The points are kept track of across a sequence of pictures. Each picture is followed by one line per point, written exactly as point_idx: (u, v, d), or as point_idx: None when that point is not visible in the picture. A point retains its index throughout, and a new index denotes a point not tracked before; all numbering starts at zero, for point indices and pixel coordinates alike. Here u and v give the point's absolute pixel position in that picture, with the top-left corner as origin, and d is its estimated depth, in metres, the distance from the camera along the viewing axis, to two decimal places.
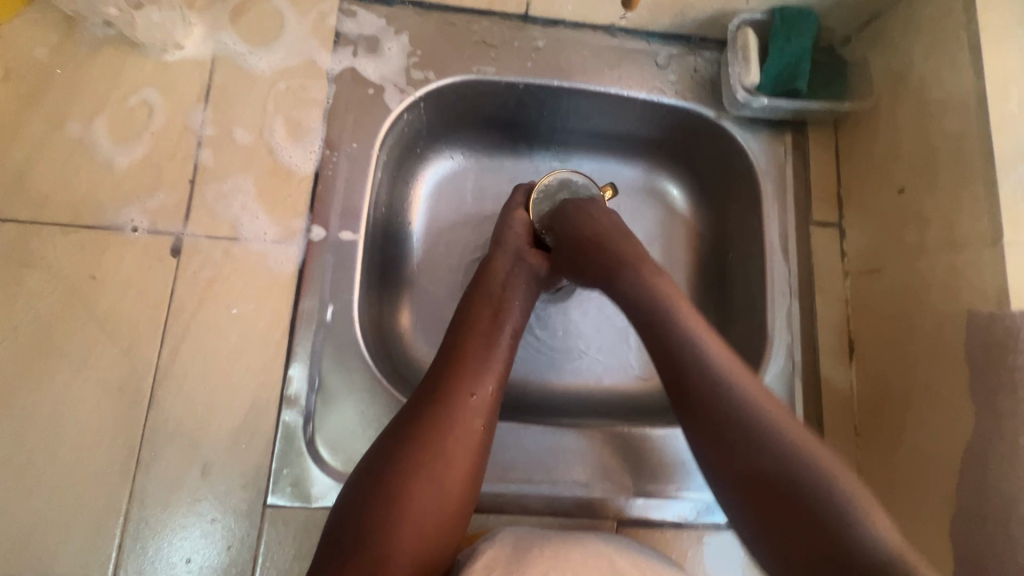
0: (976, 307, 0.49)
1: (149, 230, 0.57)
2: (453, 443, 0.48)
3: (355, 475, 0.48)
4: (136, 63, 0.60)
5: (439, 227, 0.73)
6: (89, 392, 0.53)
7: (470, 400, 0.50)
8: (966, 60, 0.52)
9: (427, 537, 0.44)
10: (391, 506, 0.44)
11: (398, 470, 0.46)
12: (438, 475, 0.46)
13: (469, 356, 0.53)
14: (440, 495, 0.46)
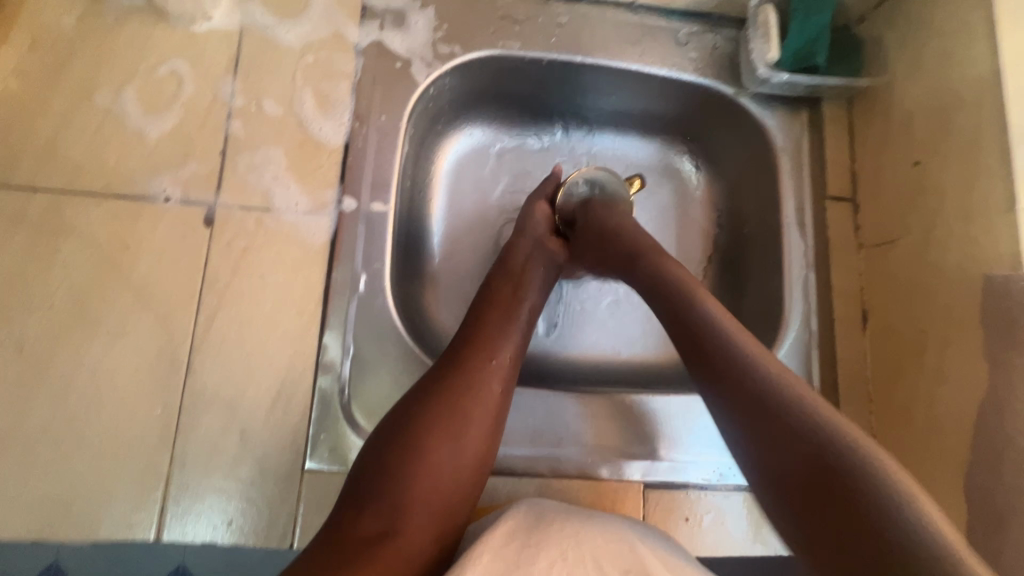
0: (990, 270, 0.51)
1: (181, 200, 0.57)
2: (474, 403, 0.49)
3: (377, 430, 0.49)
4: (164, 34, 0.60)
5: (461, 203, 0.74)
6: (128, 360, 0.53)
7: (489, 363, 0.52)
8: (983, 35, 0.54)
9: (444, 489, 0.45)
10: (410, 456, 0.45)
11: (418, 423, 0.47)
12: (456, 430, 0.48)
13: (488, 325, 0.55)
14: (458, 450, 0.47)
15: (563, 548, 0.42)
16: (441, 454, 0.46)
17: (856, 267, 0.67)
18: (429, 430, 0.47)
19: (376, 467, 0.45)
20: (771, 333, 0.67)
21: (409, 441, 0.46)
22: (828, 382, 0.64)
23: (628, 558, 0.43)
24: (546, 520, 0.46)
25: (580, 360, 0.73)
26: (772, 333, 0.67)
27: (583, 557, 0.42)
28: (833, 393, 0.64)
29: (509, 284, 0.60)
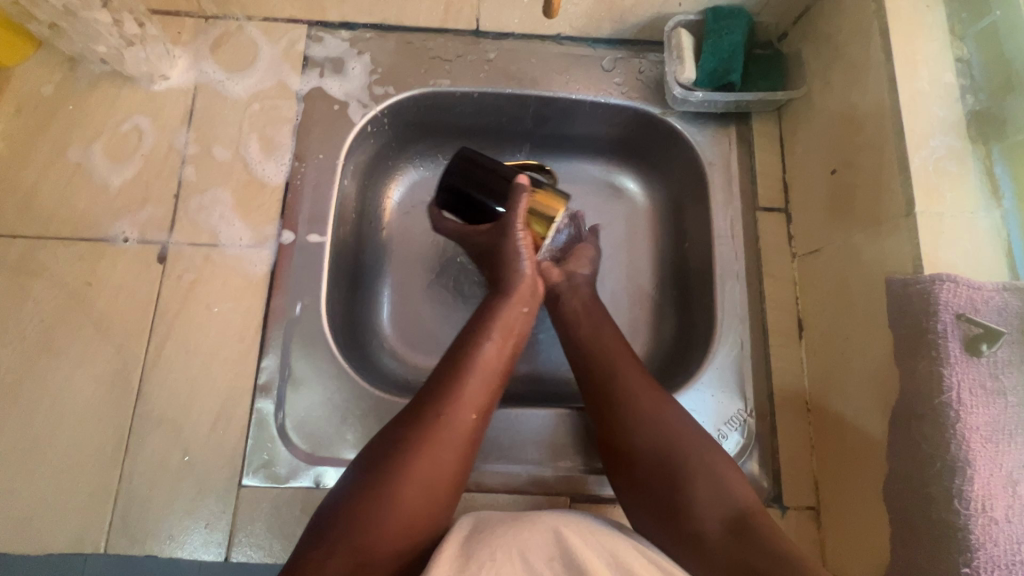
0: (893, 274, 0.51)
1: (138, 239, 0.63)
2: (445, 442, 0.48)
3: (348, 472, 0.48)
4: (129, 94, 0.67)
5: (409, 233, 0.77)
6: (86, 386, 0.59)
7: (467, 402, 0.50)
8: (879, 46, 0.55)
9: (412, 540, 0.45)
10: (380, 506, 0.44)
11: (391, 471, 0.46)
12: (427, 475, 0.47)
13: (473, 358, 0.53)
14: (429, 498, 0.46)
15: (492, 550, 0.40)
16: (410, 495, 0.45)
17: (789, 276, 0.67)
18: (402, 479, 0.46)
19: (345, 513, 0.44)
20: (707, 344, 0.67)
21: (380, 490, 0.45)
22: (763, 392, 0.64)
23: (556, 547, 0.41)
24: (472, 528, 0.44)
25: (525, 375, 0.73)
26: (707, 344, 0.67)
27: (511, 553, 0.40)
28: (769, 404, 0.64)
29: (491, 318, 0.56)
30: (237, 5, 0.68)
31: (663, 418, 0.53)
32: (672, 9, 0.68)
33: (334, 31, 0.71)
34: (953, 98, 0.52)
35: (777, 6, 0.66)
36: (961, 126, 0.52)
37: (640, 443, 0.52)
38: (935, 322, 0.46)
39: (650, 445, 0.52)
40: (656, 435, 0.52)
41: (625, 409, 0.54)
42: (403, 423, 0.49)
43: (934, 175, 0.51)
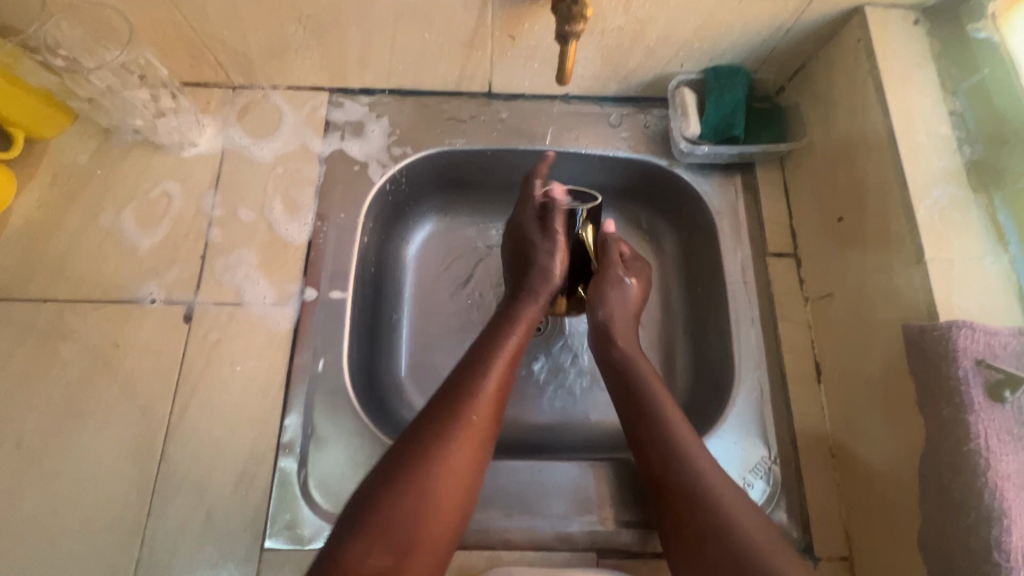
0: (909, 320, 0.52)
1: (165, 300, 0.65)
2: (472, 435, 0.52)
3: (382, 461, 0.50)
4: (159, 161, 0.70)
5: (427, 285, 0.79)
6: (112, 448, 0.60)
7: (489, 393, 0.54)
8: (875, 102, 0.58)
9: (444, 526, 0.49)
10: (418, 496, 0.48)
11: (426, 459, 0.49)
12: (460, 469, 0.50)
13: (490, 348, 0.57)
14: (461, 487, 0.50)
15: None
16: (445, 487, 0.49)
17: (803, 320, 0.67)
18: (437, 472, 0.49)
19: (387, 498, 0.47)
20: (726, 389, 0.67)
21: (417, 480, 0.48)
22: (786, 438, 0.63)
23: None
24: None
25: (544, 424, 0.73)
26: (726, 390, 0.67)
27: None
28: (793, 450, 0.63)
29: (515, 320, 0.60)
30: (263, 75, 0.72)
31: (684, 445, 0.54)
32: (673, 70, 0.71)
33: (354, 96, 0.75)
34: (950, 151, 0.55)
35: (775, 64, 0.70)
36: (960, 176, 0.54)
37: (660, 461, 0.54)
38: (956, 368, 0.47)
39: (674, 474, 0.53)
40: (666, 455, 0.54)
41: (670, 460, 0.53)
42: (434, 418, 0.52)
43: (940, 224, 0.53)
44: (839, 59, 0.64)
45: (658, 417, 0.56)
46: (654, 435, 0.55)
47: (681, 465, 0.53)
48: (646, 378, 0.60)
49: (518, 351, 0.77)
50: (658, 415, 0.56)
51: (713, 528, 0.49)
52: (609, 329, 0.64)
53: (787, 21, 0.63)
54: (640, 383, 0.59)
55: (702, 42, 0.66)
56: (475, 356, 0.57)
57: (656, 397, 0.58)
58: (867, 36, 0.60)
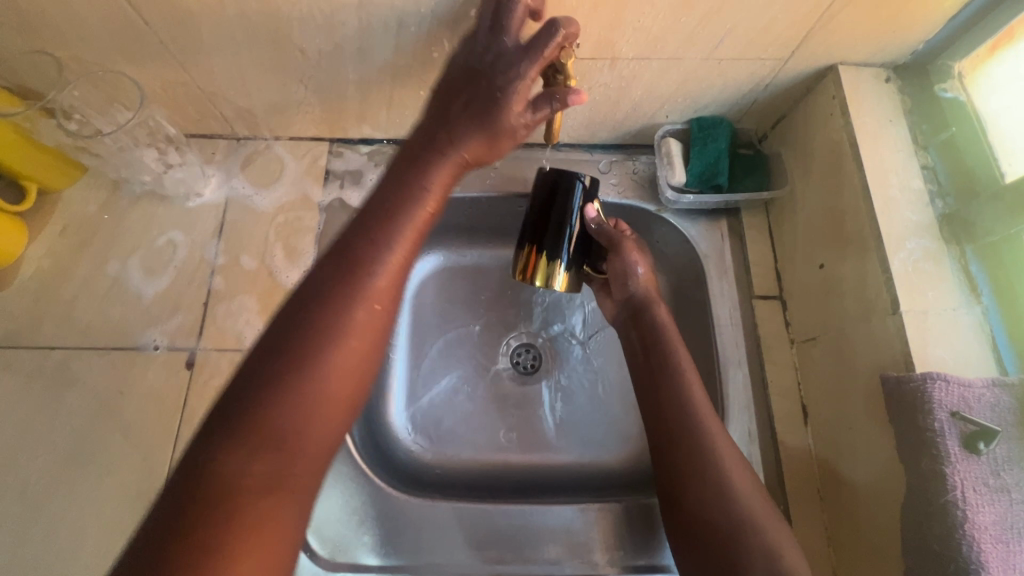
0: (887, 371, 0.53)
1: (169, 346, 0.67)
2: (356, 334, 0.41)
3: (249, 357, 0.40)
4: (165, 211, 0.73)
5: (418, 326, 0.80)
6: (114, 494, 0.61)
7: (387, 279, 0.43)
8: (851, 157, 0.61)
9: (335, 422, 0.40)
10: (320, 349, 0.40)
11: (316, 340, 0.40)
12: (340, 378, 0.40)
13: (397, 207, 0.47)
14: (352, 385, 0.41)
15: None
16: (320, 397, 0.39)
17: (789, 362, 0.69)
18: (342, 327, 0.41)
19: (269, 370, 0.38)
20: None
21: (315, 345, 0.39)
22: (774, 481, 0.64)
23: None
24: None
25: (537, 465, 0.74)
26: None
27: None
28: (782, 495, 0.63)
29: (445, 155, 0.51)
30: (266, 128, 0.75)
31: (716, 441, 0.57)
32: (659, 120, 0.74)
33: (353, 146, 0.78)
34: (923, 205, 0.58)
35: (757, 115, 0.72)
36: (932, 229, 0.57)
37: (683, 433, 0.58)
38: (932, 420, 0.48)
39: (703, 468, 0.56)
40: (694, 453, 0.57)
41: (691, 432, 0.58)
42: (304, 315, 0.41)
43: (915, 275, 0.55)
44: (816, 112, 0.67)
45: (693, 412, 0.59)
46: (688, 430, 0.58)
47: (713, 463, 0.56)
48: (680, 371, 0.62)
49: (512, 392, 0.78)
50: (688, 408, 0.59)
51: (729, 518, 0.53)
52: (641, 300, 0.68)
53: (766, 77, 0.65)
54: (677, 376, 0.62)
55: (685, 96, 0.69)
56: (365, 239, 0.44)
57: (688, 390, 0.60)
58: (841, 93, 0.63)
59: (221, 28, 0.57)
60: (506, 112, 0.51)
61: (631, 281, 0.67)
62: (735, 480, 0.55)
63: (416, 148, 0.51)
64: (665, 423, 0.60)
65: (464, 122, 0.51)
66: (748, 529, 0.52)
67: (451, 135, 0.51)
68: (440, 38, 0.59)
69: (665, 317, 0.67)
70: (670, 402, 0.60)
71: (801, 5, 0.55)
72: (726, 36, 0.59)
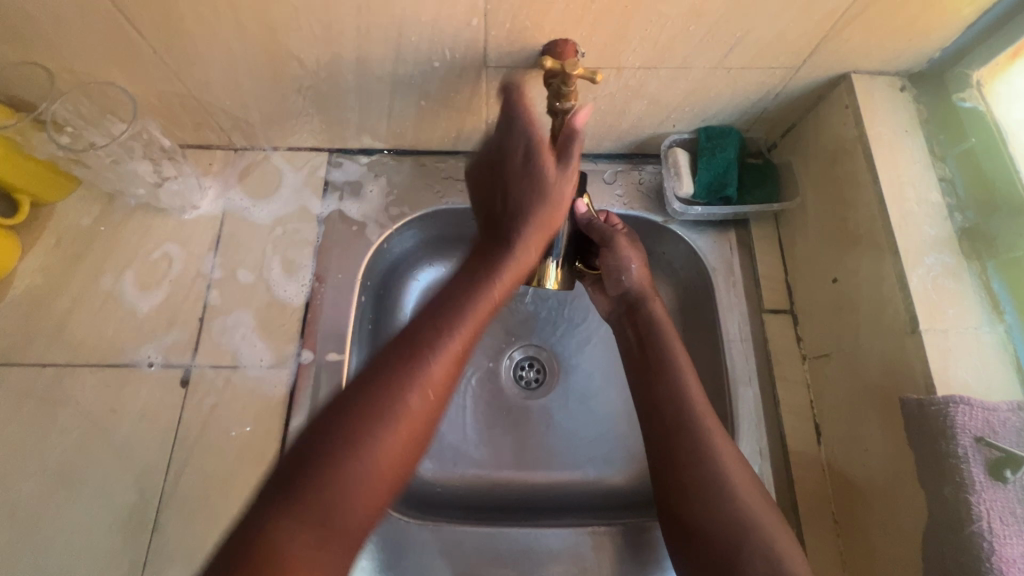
0: (906, 394, 0.51)
1: (163, 363, 0.65)
2: (412, 412, 0.41)
3: (321, 418, 0.41)
4: (160, 224, 0.71)
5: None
6: (105, 517, 0.59)
7: (452, 355, 0.44)
8: (865, 168, 0.59)
9: (377, 506, 0.40)
10: (379, 427, 0.40)
11: (380, 414, 0.40)
12: (389, 454, 0.40)
13: (460, 296, 0.47)
14: (398, 469, 0.41)
15: None
16: (367, 476, 0.39)
17: (801, 379, 0.66)
18: (406, 404, 0.41)
19: (334, 440, 0.39)
20: None
21: (377, 420, 0.40)
22: (787, 503, 0.61)
23: None
24: None
25: (541, 483, 0.72)
26: None
27: None
28: (795, 517, 0.61)
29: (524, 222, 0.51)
30: (264, 138, 0.73)
31: (716, 442, 0.55)
32: (666, 130, 0.72)
33: (352, 156, 0.76)
34: (942, 218, 0.56)
35: (767, 124, 0.70)
36: (952, 244, 0.55)
37: (685, 436, 0.56)
38: (955, 446, 0.46)
39: (703, 472, 0.53)
40: (695, 458, 0.54)
41: (686, 432, 0.56)
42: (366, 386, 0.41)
43: (933, 292, 0.53)
44: (828, 122, 0.65)
45: (693, 413, 0.57)
46: (687, 431, 0.56)
47: (713, 466, 0.53)
48: (677, 370, 0.60)
49: (515, 406, 0.76)
50: (687, 408, 0.57)
51: (730, 525, 0.51)
52: (635, 294, 0.66)
53: (777, 86, 0.64)
54: (676, 375, 0.59)
55: (693, 105, 0.66)
56: (446, 313, 0.46)
57: (687, 390, 0.58)
58: (855, 103, 0.61)
59: (217, 37, 0.56)
60: (562, 182, 0.52)
61: (625, 274, 0.66)
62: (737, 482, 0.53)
63: (494, 225, 0.53)
64: (663, 423, 0.57)
65: (537, 190, 0.51)
66: (751, 536, 0.50)
67: (529, 205, 0.51)
68: (441, 47, 0.58)
69: (661, 312, 0.65)
70: (668, 400, 0.58)
71: (814, 13, 0.53)
72: (737, 44, 0.57)
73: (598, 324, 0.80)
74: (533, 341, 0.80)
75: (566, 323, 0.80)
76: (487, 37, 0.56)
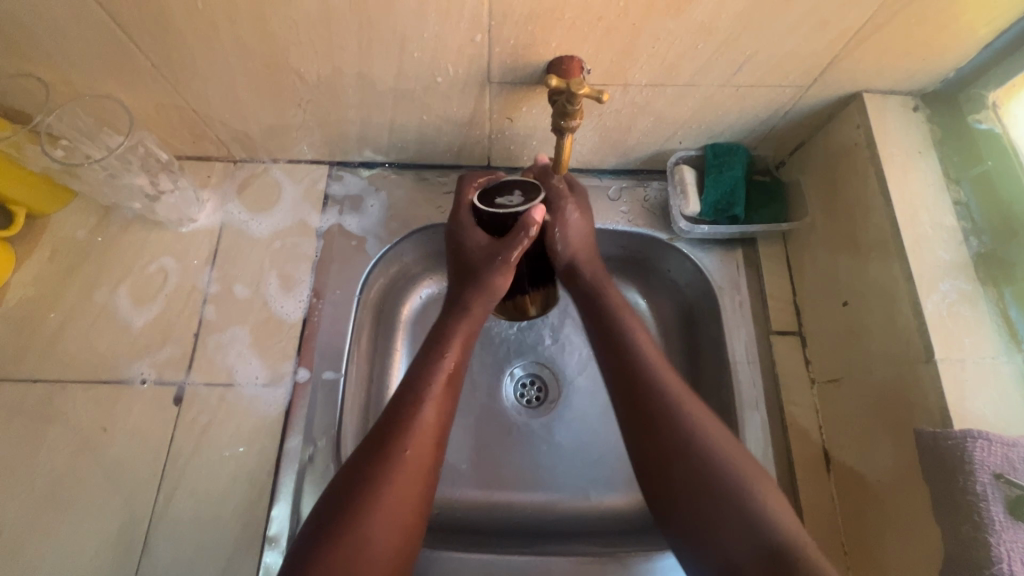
0: (922, 426, 0.50)
1: (156, 380, 0.64)
2: (405, 473, 0.48)
3: (326, 498, 0.48)
4: (157, 237, 0.70)
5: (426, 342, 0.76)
6: (92, 539, 0.58)
7: (426, 426, 0.51)
8: (877, 189, 0.58)
9: (389, 567, 0.46)
10: (364, 514, 0.45)
11: (366, 494, 0.46)
12: (392, 514, 0.47)
13: (421, 378, 0.53)
14: (404, 527, 0.47)
15: None
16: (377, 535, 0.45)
17: (810, 404, 0.64)
18: (386, 481, 0.47)
19: (330, 531, 0.45)
20: None
21: (362, 503, 0.46)
22: None
23: None
24: None
25: (542, 506, 0.70)
26: None
27: None
28: None
29: (461, 318, 0.57)
30: (264, 151, 0.72)
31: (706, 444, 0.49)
32: (673, 146, 0.70)
33: (353, 169, 0.75)
34: (957, 243, 0.55)
35: (775, 141, 0.69)
36: (967, 269, 0.54)
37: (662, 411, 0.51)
38: (974, 482, 0.45)
39: (699, 476, 0.47)
40: (695, 465, 0.48)
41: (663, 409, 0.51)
42: (358, 462, 0.49)
43: (949, 320, 0.52)
44: (839, 142, 0.64)
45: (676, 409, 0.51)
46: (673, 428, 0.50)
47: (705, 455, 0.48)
48: (651, 364, 0.54)
49: (516, 426, 0.74)
50: (669, 405, 0.51)
51: (752, 537, 0.44)
52: (592, 281, 0.61)
53: (786, 104, 0.62)
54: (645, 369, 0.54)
55: (700, 122, 0.65)
56: (408, 389, 0.53)
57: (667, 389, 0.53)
58: (867, 122, 0.59)
59: (216, 51, 0.55)
60: (496, 277, 0.56)
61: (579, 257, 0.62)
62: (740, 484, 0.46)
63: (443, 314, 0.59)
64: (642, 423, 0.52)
65: (471, 285, 0.57)
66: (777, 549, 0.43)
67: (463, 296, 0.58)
68: (444, 63, 0.57)
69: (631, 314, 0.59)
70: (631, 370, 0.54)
71: (826, 32, 0.52)
72: (746, 61, 0.56)
73: None
74: (534, 359, 0.78)
75: (568, 341, 0.79)
76: (491, 54, 0.55)
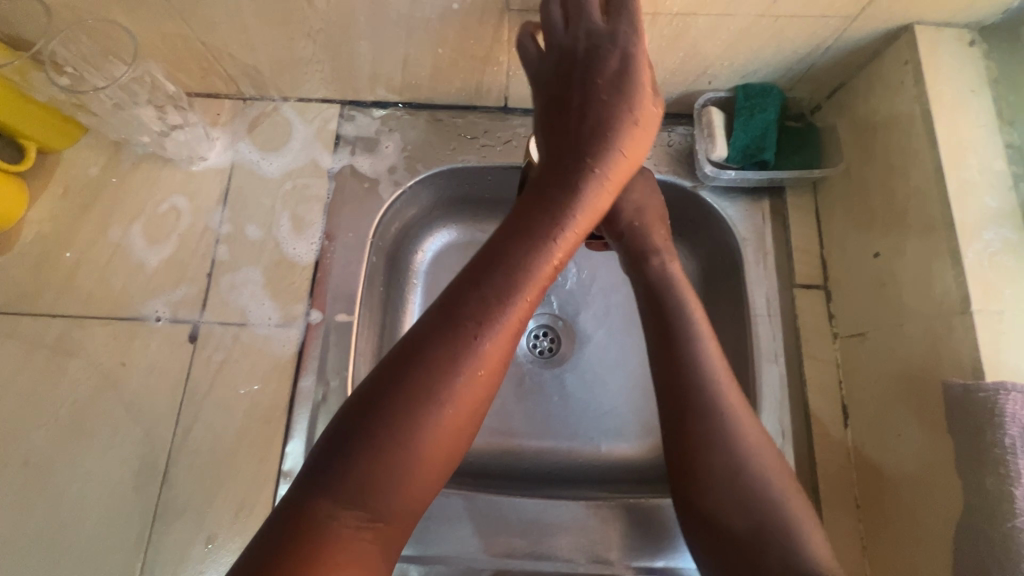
0: (950, 379, 0.49)
1: (170, 318, 0.64)
2: (479, 376, 0.40)
3: (358, 393, 0.39)
4: (168, 175, 0.69)
5: None
6: (117, 467, 0.59)
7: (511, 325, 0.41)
8: (921, 131, 0.54)
9: (430, 478, 0.39)
10: (427, 401, 0.38)
11: (430, 388, 0.38)
12: (456, 422, 0.39)
13: (507, 268, 0.43)
14: (459, 434, 0.40)
15: None
16: (426, 439, 0.38)
17: (831, 359, 0.62)
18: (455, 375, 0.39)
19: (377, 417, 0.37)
20: None
21: (419, 399, 0.38)
22: (807, 485, 0.58)
23: None
24: None
25: (551, 453, 0.71)
26: None
27: None
28: (816, 500, 0.58)
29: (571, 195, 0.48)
30: (274, 87, 0.70)
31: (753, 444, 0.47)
32: (701, 87, 0.66)
33: (365, 109, 0.73)
34: (1006, 189, 0.51)
35: (813, 82, 0.65)
36: (1014, 218, 0.51)
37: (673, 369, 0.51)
38: (1002, 435, 0.44)
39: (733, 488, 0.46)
40: (738, 476, 0.46)
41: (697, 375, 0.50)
42: (417, 348, 0.39)
43: (990, 271, 0.49)
44: (884, 81, 0.59)
45: (732, 434, 0.47)
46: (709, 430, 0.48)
47: (726, 434, 0.47)
48: (698, 332, 0.52)
49: (529, 376, 0.74)
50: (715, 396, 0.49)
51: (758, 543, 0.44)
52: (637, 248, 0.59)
53: (829, 38, 0.58)
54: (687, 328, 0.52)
55: (733, 59, 0.61)
56: (485, 279, 0.42)
57: (709, 368, 0.50)
58: (916, 58, 0.55)
59: None
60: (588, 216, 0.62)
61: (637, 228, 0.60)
62: (755, 468, 0.46)
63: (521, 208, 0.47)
64: (679, 391, 0.50)
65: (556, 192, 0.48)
66: (771, 531, 0.44)
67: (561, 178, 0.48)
68: None
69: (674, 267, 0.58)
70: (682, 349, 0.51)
71: None
72: None
73: (616, 295, 0.77)
74: (546, 310, 0.77)
75: (585, 292, 0.77)
76: None
